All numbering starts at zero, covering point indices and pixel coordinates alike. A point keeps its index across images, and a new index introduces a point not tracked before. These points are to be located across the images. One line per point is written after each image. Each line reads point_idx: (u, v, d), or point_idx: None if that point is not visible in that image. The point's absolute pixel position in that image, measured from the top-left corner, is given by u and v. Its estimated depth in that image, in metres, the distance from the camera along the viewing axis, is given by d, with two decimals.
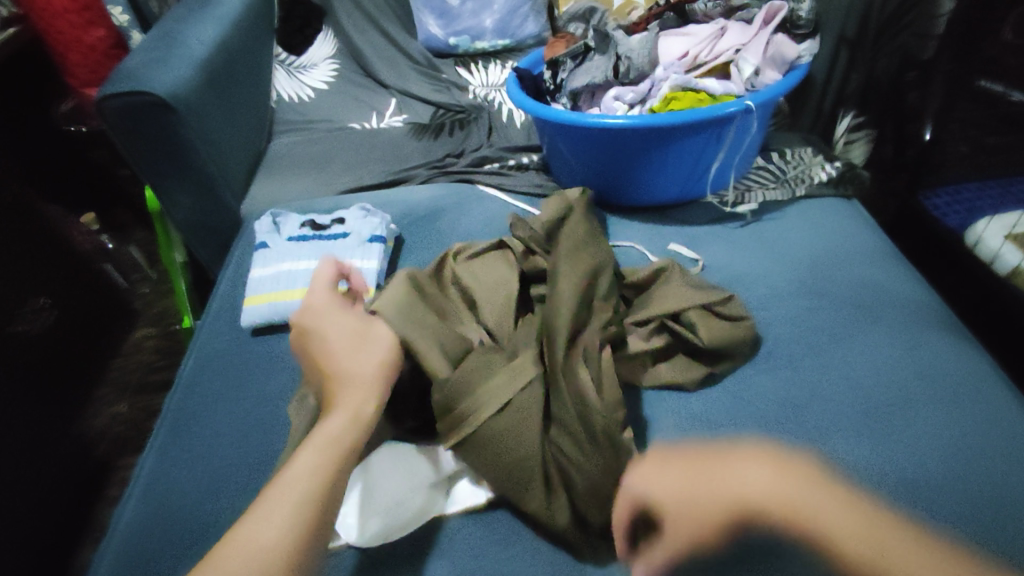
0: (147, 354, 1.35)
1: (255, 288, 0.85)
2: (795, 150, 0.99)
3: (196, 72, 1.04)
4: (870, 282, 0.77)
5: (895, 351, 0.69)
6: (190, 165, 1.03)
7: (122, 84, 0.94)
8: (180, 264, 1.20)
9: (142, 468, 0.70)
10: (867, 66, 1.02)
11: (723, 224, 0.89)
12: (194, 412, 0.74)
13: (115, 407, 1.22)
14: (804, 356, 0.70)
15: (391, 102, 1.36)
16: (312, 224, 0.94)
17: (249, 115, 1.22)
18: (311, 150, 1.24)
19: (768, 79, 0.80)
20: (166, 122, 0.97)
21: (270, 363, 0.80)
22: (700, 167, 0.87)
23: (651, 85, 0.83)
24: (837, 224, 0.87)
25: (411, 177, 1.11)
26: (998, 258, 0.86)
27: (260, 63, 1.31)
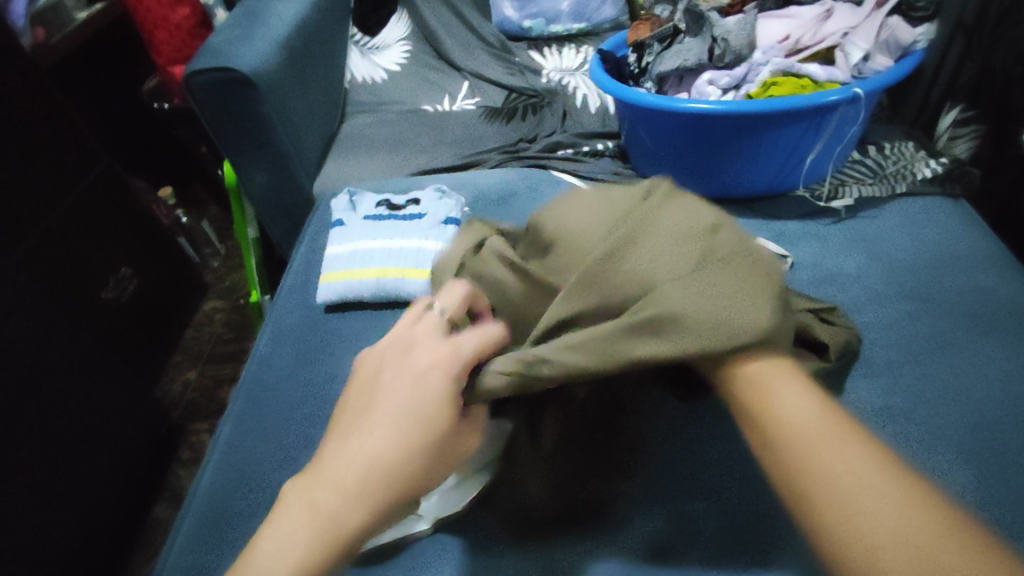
0: (217, 325, 1.40)
1: (332, 266, 0.85)
2: (896, 144, 0.93)
3: (278, 50, 1.05)
4: (981, 289, 0.71)
5: (1009, 365, 0.63)
6: (268, 142, 1.04)
7: (210, 61, 0.96)
8: (253, 239, 1.23)
9: (220, 437, 0.72)
10: (984, 55, 0.92)
11: (814, 220, 0.84)
12: (268, 384, 0.76)
13: (187, 374, 1.29)
14: (906, 365, 0.65)
15: (462, 85, 1.35)
16: (387, 204, 0.93)
17: (324, 94, 1.23)
18: (384, 130, 1.25)
19: (878, 64, 0.75)
20: (249, 100, 0.99)
21: (346, 339, 0.80)
22: (793, 158, 0.82)
23: (748, 70, 0.78)
24: (944, 225, 0.80)
25: (483, 161, 1.10)
26: None
27: (336, 43, 1.32)
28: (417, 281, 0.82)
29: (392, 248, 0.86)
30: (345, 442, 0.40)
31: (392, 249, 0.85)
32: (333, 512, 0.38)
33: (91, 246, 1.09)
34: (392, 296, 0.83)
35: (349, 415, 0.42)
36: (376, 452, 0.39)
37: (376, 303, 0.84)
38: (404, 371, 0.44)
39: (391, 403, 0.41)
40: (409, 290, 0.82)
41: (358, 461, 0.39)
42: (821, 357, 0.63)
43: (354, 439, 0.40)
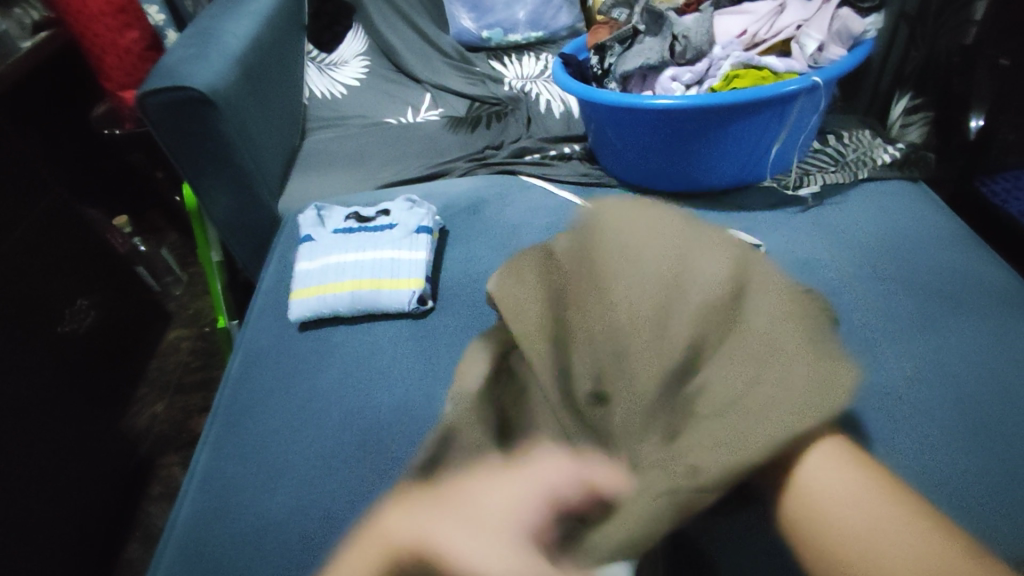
0: (182, 354, 1.35)
1: (303, 282, 0.83)
2: (853, 132, 0.96)
3: (235, 68, 1.02)
4: (945, 267, 0.74)
5: (977, 339, 0.66)
6: (229, 161, 1.01)
7: (164, 80, 0.93)
8: (217, 263, 1.19)
9: (197, 465, 0.68)
10: (929, 43, 0.98)
11: (782, 209, 0.86)
12: (245, 408, 0.73)
13: (154, 406, 1.22)
14: (883, 344, 0.67)
15: (424, 97, 1.35)
16: (357, 217, 0.91)
17: (283, 112, 1.21)
18: (347, 145, 1.23)
19: (833, 55, 0.77)
20: (206, 119, 0.96)
21: (323, 355, 0.78)
22: (758, 150, 0.84)
23: (709, 64, 0.80)
24: (904, 208, 0.83)
25: (451, 169, 1.09)
26: None
27: (293, 59, 1.30)
28: (392, 291, 0.80)
29: (365, 260, 0.83)
30: (440, 525, 0.48)
31: (364, 261, 0.83)
32: (400, 537, 0.48)
33: (44, 279, 1.04)
34: (368, 309, 0.80)
35: (462, 493, 0.50)
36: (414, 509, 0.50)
37: (352, 318, 0.82)
38: (506, 494, 0.49)
39: (497, 503, 0.48)
40: (385, 301, 0.79)
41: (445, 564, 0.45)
42: None
43: (461, 536, 0.46)
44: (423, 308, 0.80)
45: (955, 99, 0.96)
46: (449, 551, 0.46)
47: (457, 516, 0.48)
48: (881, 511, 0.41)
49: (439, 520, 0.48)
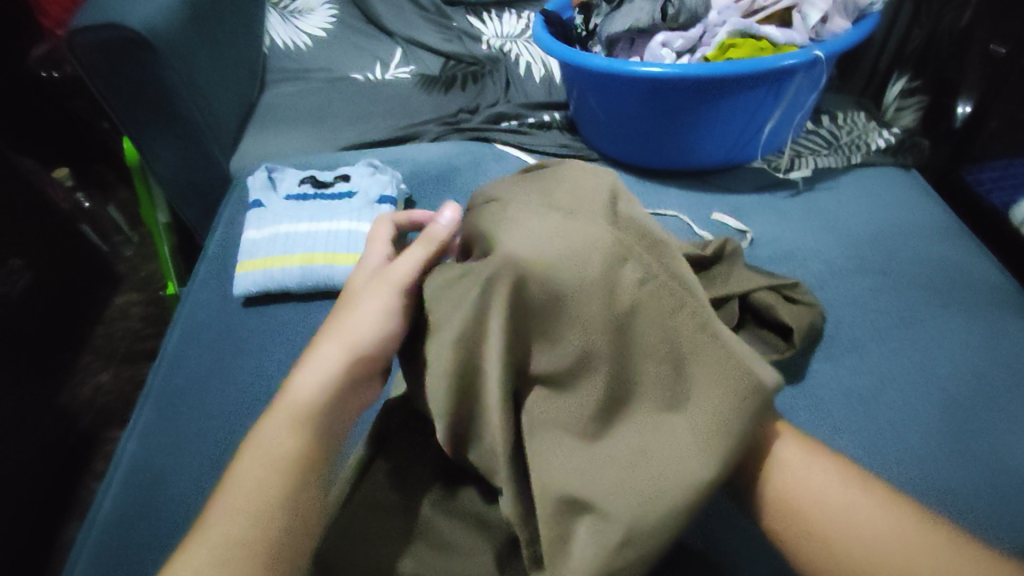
0: (132, 320, 1.26)
1: (249, 253, 0.75)
2: (848, 114, 0.91)
3: (180, 8, 0.91)
4: (937, 260, 0.70)
5: (971, 337, 0.62)
6: (174, 113, 0.92)
7: (96, 17, 0.82)
8: (165, 224, 1.09)
9: (125, 453, 0.61)
10: (932, 22, 0.94)
11: (772, 192, 0.81)
12: (183, 390, 0.66)
13: (98, 376, 1.13)
14: (869, 342, 0.63)
15: (395, 52, 1.25)
16: (313, 181, 0.84)
17: (240, 61, 1.10)
18: (310, 101, 1.13)
19: (836, 27, 0.71)
20: (148, 65, 0.86)
21: (272, 335, 0.71)
22: (750, 128, 0.78)
23: (703, 30, 0.74)
24: (898, 197, 0.79)
25: (421, 133, 1.01)
26: None
27: (251, 2, 1.18)
28: (348, 267, 0.73)
29: (319, 231, 0.76)
30: (314, 350, 0.48)
31: (319, 232, 0.76)
32: (307, 394, 0.45)
33: None
34: (320, 285, 0.74)
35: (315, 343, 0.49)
36: (276, 443, 0.42)
37: (301, 294, 0.75)
38: (358, 276, 0.54)
39: (360, 282, 0.52)
40: (339, 278, 0.73)
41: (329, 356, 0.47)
42: (788, 343, 0.59)
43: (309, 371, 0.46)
44: None
45: (947, 83, 0.92)
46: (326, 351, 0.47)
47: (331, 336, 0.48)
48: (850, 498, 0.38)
49: (316, 367, 0.46)
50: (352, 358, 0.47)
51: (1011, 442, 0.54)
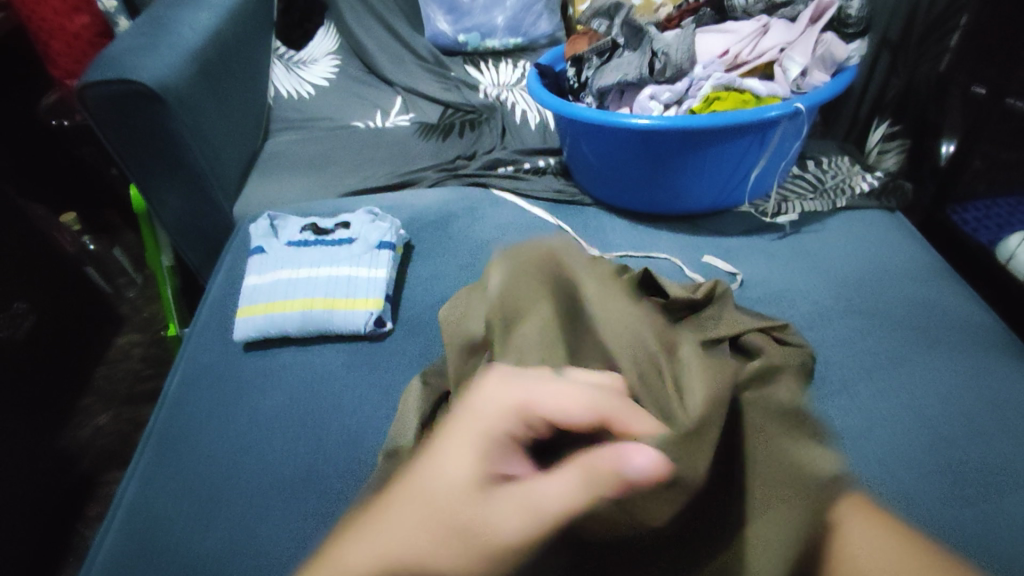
0: (133, 362, 1.24)
1: (251, 298, 0.77)
2: (832, 158, 0.94)
3: (190, 62, 0.96)
4: (922, 300, 0.72)
5: (960, 375, 0.63)
6: (180, 161, 0.95)
7: (108, 72, 0.86)
8: (168, 267, 1.11)
9: (123, 496, 0.62)
10: (909, 71, 0.98)
11: (760, 235, 0.83)
12: (182, 433, 0.67)
13: (98, 418, 1.12)
14: (859, 382, 0.64)
15: (395, 100, 1.29)
16: (314, 228, 0.86)
17: (245, 110, 1.14)
18: (312, 148, 1.17)
19: (816, 80, 0.74)
20: (156, 115, 0.89)
21: (271, 379, 0.72)
22: (737, 174, 0.81)
23: (689, 84, 0.77)
24: (883, 238, 0.81)
25: (420, 180, 1.04)
26: (1014, 258, 0.85)
27: (258, 55, 1.23)
28: (347, 313, 0.75)
29: (319, 277, 0.78)
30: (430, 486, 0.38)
31: (320, 278, 0.78)
32: (440, 490, 0.37)
33: None
34: (320, 330, 0.75)
35: (407, 494, 0.39)
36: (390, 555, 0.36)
37: (301, 339, 0.77)
38: (460, 440, 0.39)
39: (460, 468, 0.38)
40: (338, 324, 0.75)
41: (428, 555, 0.35)
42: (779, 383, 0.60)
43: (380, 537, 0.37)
44: (380, 331, 0.76)
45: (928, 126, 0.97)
46: (414, 545, 0.36)
47: (421, 509, 0.37)
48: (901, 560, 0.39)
49: (418, 538, 0.36)
50: (489, 564, 0.35)
51: (999, 480, 0.55)
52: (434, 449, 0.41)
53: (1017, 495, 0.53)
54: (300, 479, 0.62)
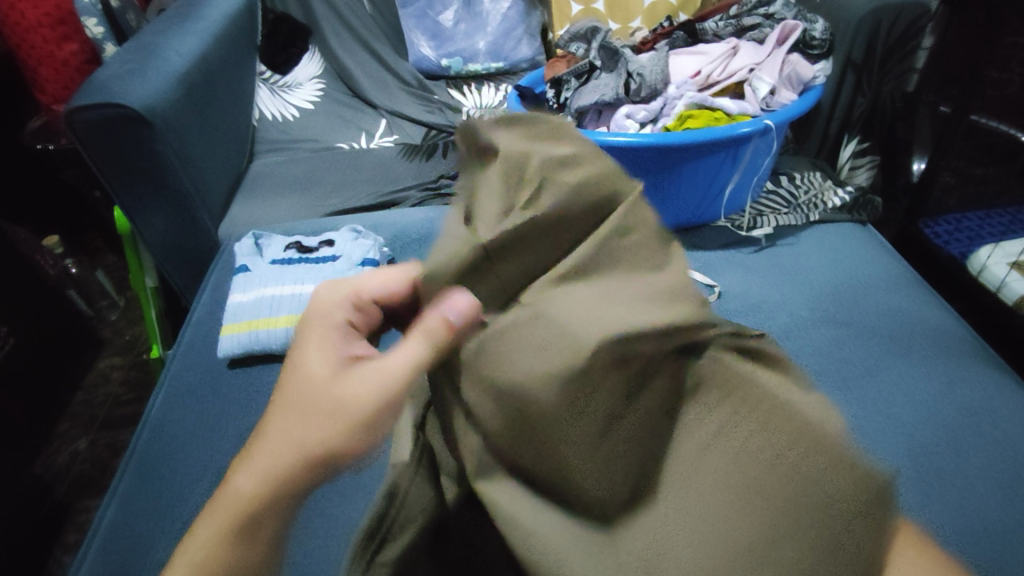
0: (113, 386, 1.23)
1: (234, 316, 0.77)
2: (805, 173, 0.97)
3: (176, 86, 0.97)
4: (892, 309, 0.74)
5: (931, 381, 0.65)
6: (165, 183, 0.95)
7: (95, 96, 0.87)
8: (151, 289, 1.10)
9: (102, 519, 0.61)
10: (874, 90, 1.00)
11: (736, 249, 0.86)
12: (164, 455, 0.66)
13: (76, 443, 1.11)
14: (837, 391, 0.65)
15: (380, 123, 1.32)
16: (298, 247, 0.87)
17: (231, 133, 1.16)
18: (297, 169, 1.18)
19: (783, 99, 0.78)
20: (143, 138, 0.90)
21: (256, 398, 0.72)
22: (713, 189, 0.83)
23: (664, 103, 0.79)
24: (854, 251, 0.84)
25: (403, 200, 1.07)
26: (1004, 286, 0.85)
27: (243, 79, 1.24)
28: None
29: (303, 294, 0.79)
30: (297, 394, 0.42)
31: (304, 295, 0.78)
32: (316, 388, 0.42)
33: None
34: None
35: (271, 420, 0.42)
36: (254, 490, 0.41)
37: (285, 356, 0.77)
38: (323, 342, 0.44)
39: (320, 361, 0.43)
40: None
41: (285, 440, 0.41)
42: None
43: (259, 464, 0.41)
44: None
45: (898, 143, 1.02)
46: (281, 440, 0.41)
47: (288, 413, 0.42)
48: None
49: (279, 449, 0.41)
50: (357, 426, 0.40)
51: (972, 482, 0.56)
52: (297, 345, 0.45)
53: (989, 499, 0.55)
54: None
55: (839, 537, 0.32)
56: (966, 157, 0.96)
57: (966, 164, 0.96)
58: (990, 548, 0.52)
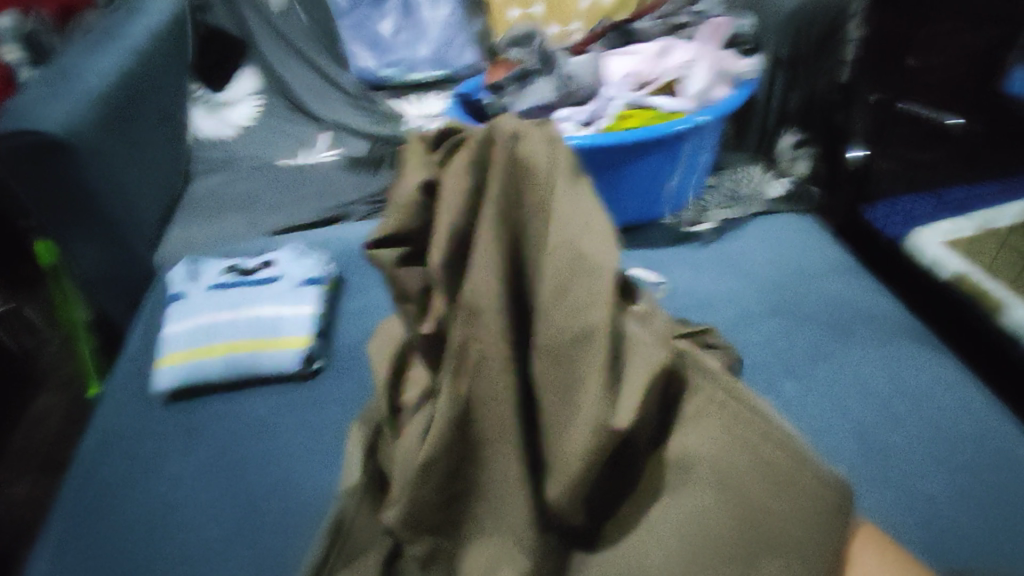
0: (54, 424, 1.16)
1: (170, 347, 0.74)
2: (745, 167, 0.98)
3: (100, 108, 0.93)
4: (834, 296, 0.75)
5: (873, 365, 0.67)
6: (94, 210, 0.91)
7: (11, 122, 0.83)
8: (89, 321, 1.05)
9: (31, 573, 0.57)
10: (807, 85, 1.04)
11: (682, 245, 0.86)
12: (99, 499, 0.62)
13: (16, 487, 1.04)
14: (787, 380, 0.66)
15: (322, 137, 1.29)
16: (236, 269, 0.83)
17: (164, 155, 1.11)
18: (238, 188, 1.14)
19: (719, 93, 0.78)
20: (66, 167, 0.85)
21: (197, 431, 0.69)
22: (656, 186, 0.84)
23: (601, 104, 0.79)
24: (796, 240, 0.85)
25: (349, 213, 1.05)
26: (936, 264, 0.89)
27: (176, 97, 1.20)
28: (274, 352, 0.73)
29: (242, 319, 0.76)
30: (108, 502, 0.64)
31: (242, 321, 0.75)
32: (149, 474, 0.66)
33: None
34: (246, 374, 0.72)
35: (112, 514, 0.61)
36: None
37: (227, 386, 0.74)
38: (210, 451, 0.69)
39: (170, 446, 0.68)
40: (265, 365, 0.72)
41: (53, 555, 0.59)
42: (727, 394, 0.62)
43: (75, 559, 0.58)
44: (307, 370, 0.73)
45: (838, 132, 0.98)
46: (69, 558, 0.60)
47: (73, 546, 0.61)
48: None
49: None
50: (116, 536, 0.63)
51: (914, 461, 0.58)
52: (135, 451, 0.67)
53: (932, 474, 0.57)
54: (231, 531, 0.59)
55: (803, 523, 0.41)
56: (899, 150, 1.06)
57: (911, 149, 1.06)
58: (942, 526, 0.53)
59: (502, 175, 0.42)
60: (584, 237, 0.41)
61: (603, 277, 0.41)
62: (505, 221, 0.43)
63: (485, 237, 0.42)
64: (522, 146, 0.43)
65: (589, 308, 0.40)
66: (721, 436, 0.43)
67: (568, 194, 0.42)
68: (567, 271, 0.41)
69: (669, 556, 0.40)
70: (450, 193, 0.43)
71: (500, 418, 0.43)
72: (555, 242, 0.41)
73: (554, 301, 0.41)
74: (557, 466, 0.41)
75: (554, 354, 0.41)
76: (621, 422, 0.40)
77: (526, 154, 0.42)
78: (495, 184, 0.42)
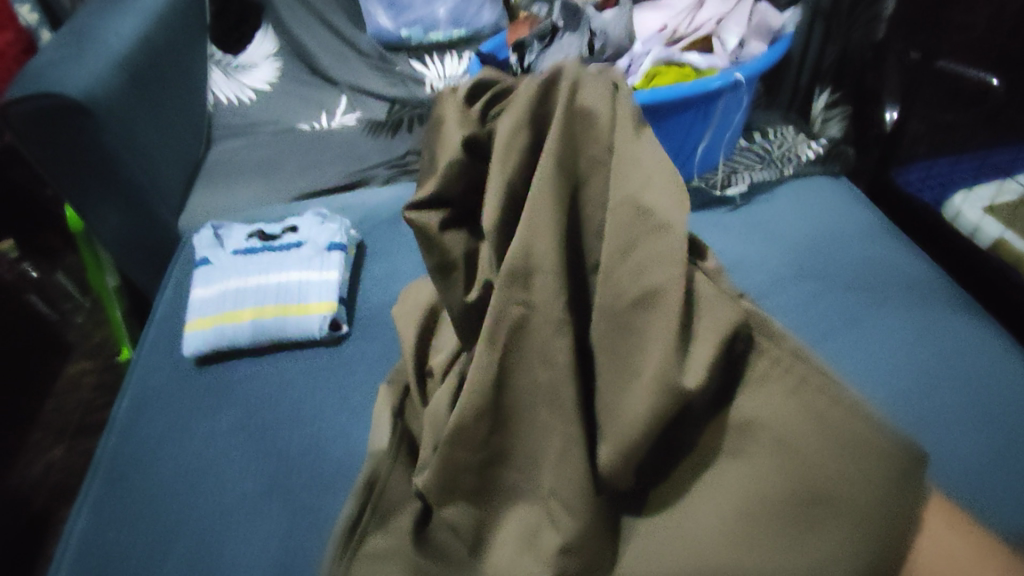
0: (85, 390, 1.18)
1: (198, 311, 0.74)
2: (778, 128, 0.95)
3: (118, 71, 0.92)
4: (870, 260, 0.73)
5: (912, 329, 0.65)
6: (116, 175, 0.90)
7: (31, 86, 0.82)
8: (114, 288, 1.05)
9: (73, 527, 0.59)
10: (842, 40, 0.98)
11: (711, 209, 0.84)
12: (134, 459, 0.64)
13: (52, 452, 1.07)
14: (820, 345, 0.65)
15: (341, 100, 1.28)
16: (260, 235, 0.83)
17: (184, 120, 1.10)
18: (257, 153, 1.13)
19: (753, 50, 0.76)
20: (86, 129, 0.85)
21: (225, 395, 0.70)
22: (686, 148, 0.81)
23: (630, 61, 0.77)
24: (833, 204, 0.82)
25: (370, 178, 1.04)
26: (978, 230, 0.85)
27: (193, 61, 1.18)
28: (301, 318, 0.73)
29: (268, 285, 0.76)
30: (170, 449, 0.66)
31: (269, 286, 0.76)
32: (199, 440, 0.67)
33: None
34: (273, 338, 0.73)
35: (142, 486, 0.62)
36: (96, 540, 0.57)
37: (256, 350, 0.74)
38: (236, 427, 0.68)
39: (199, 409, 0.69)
40: (293, 330, 0.73)
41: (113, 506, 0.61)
42: None
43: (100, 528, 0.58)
44: (337, 333, 0.74)
45: (868, 94, 0.96)
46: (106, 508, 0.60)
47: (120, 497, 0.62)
48: (968, 552, 0.38)
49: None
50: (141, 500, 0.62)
51: (959, 427, 0.56)
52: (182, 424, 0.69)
53: (973, 439, 0.55)
54: (265, 490, 0.60)
55: (864, 475, 0.37)
56: (931, 111, 0.96)
57: (936, 110, 0.96)
58: (989, 487, 0.52)
59: (565, 131, 0.43)
60: (645, 201, 0.41)
61: (674, 235, 0.40)
62: (566, 187, 0.43)
63: (541, 200, 0.42)
64: (579, 101, 0.43)
65: (648, 265, 0.40)
66: (787, 401, 0.39)
67: (641, 147, 0.42)
68: (622, 237, 0.41)
69: (712, 522, 0.38)
70: (509, 153, 0.44)
71: (558, 388, 0.42)
72: (618, 199, 0.41)
73: (619, 262, 0.41)
74: (614, 428, 0.40)
75: (608, 323, 0.41)
76: (691, 383, 0.38)
77: (584, 110, 0.43)
78: (557, 144, 0.42)
